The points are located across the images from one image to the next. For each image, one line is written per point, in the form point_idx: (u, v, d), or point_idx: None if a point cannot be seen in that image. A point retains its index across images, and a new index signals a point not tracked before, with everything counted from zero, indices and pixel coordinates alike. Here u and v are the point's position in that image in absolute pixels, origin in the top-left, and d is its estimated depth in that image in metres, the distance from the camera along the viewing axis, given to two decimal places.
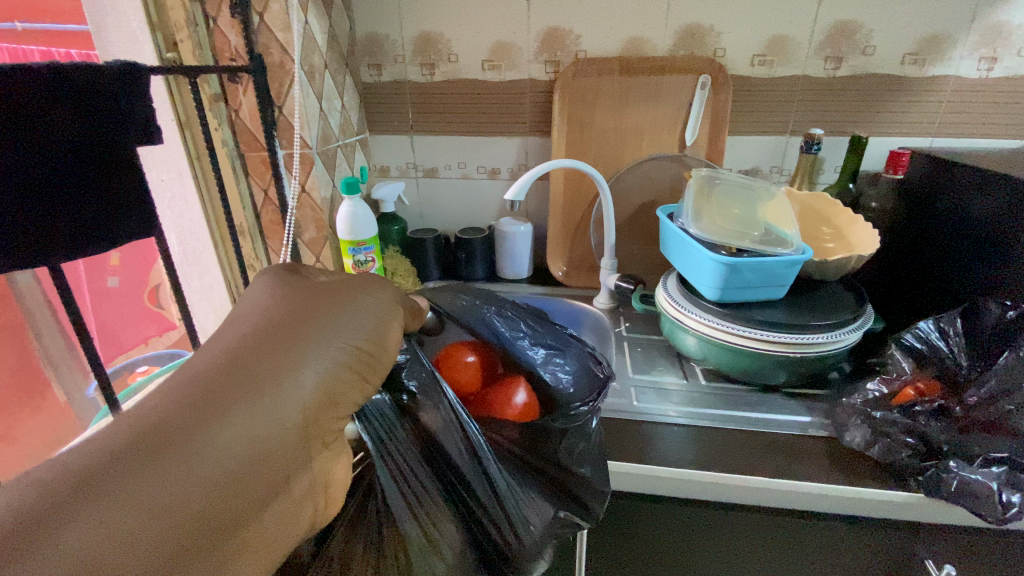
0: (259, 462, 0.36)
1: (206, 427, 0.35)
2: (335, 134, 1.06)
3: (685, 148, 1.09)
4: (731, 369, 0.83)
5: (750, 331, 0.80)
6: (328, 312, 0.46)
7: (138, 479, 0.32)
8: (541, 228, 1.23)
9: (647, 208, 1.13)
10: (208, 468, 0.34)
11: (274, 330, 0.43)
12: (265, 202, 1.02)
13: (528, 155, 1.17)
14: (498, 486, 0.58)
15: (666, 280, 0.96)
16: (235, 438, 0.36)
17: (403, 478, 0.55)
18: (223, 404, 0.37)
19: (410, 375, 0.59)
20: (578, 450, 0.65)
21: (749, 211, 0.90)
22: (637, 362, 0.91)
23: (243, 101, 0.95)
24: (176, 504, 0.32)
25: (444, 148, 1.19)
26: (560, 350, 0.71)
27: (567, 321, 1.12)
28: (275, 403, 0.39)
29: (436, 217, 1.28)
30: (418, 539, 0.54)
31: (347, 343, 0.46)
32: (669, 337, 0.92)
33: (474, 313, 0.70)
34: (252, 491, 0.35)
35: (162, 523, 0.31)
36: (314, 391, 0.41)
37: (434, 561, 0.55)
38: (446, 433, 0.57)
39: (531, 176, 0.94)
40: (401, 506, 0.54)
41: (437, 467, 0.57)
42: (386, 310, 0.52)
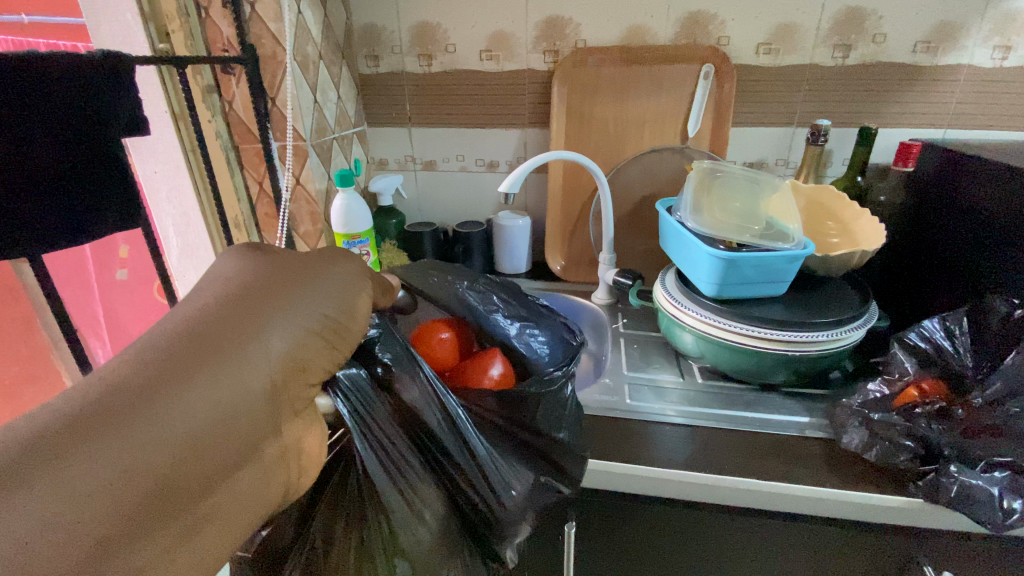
0: (227, 427, 0.36)
1: (172, 389, 0.35)
2: (330, 126, 1.05)
3: (687, 140, 1.06)
4: (729, 367, 0.81)
5: (747, 328, 0.77)
6: (296, 282, 0.46)
7: (103, 444, 0.31)
8: (540, 222, 1.21)
9: (648, 202, 1.10)
10: (175, 431, 0.34)
11: (241, 296, 0.43)
12: (260, 194, 1.02)
13: (527, 147, 1.15)
14: (480, 454, 0.58)
15: (664, 276, 0.94)
16: (200, 402, 0.35)
17: (383, 450, 0.54)
18: (191, 366, 0.36)
19: (384, 347, 0.56)
20: (555, 414, 0.66)
21: (749, 204, 0.88)
22: (633, 360, 0.89)
23: (236, 92, 0.94)
24: (143, 467, 0.32)
25: (442, 140, 1.18)
26: (533, 321, 0.77)
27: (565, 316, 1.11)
28: (245, 367, 0.39)
29: (434, 211, 1.27)
30: (402, 508, 0.54)
31: (317, 312, 0.46)
32: (666, 333, 0.91)
33: (447, 291, 0.78)
34: (218, 455, 0.36)
35: (126, 490, 0.31)
36: (282, 357, 0.42)
37: (417, 528, 0.55)
38: (424, 404, 0.56)
39: (526, 168, 0.92)
40: (383, 479, 0.53)
41: (415, 438, 0.56)
42: (355, 282, 0.52)
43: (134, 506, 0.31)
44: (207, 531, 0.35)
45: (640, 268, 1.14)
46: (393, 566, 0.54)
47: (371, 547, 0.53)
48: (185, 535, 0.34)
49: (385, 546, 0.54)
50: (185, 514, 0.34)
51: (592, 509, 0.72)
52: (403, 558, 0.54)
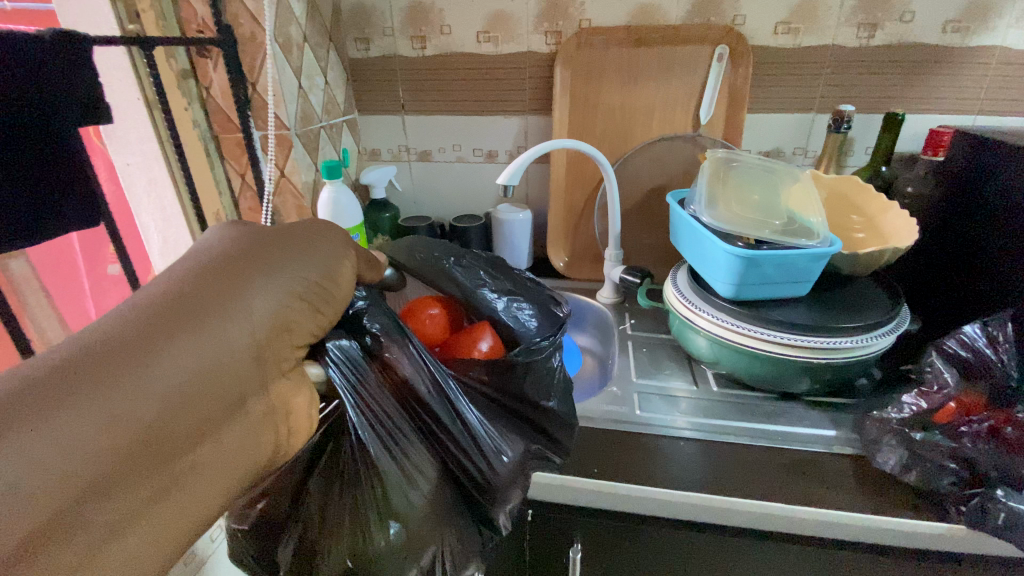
0: (217, 379, 0.37)
1: (165, 342, 0.35)
2: (318, 114, 0.98)
3: (699, 128, 0.99)
4: (747, 374, 0.75)
5: (766, 333, 0.71)
6: (282, 248, 0.47)
7: (99, 392, 0.31)
8: (542, 215, 1.14)
9: (656, 194, 1.03)
10: (170, 382, 0.34)
11: (226, 260, 0.43)
12: (242, 187, 0.95)
13: (527, 136, 1.08)
14: (469, 421, 0.56)
15: (676, 275, 0.88)
16: (182, 360, 0.35)
17: (375, 415, 0.53)
18: (183, 322, 0.37)
19: (372, 319, 0.55)
20: (545, 382, 0.63)
21: (768, 197, 0.81)
22: (641, 364, 0.83)
23: (214, 77, 0.87)
24: (141, 412, 0.33)
25: (438, 129, 1.11)
26: (519, 296, 0.71)
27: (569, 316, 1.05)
28: (234, 324, 0.39)
29: (430, 204, 1.20)
30: (394, 472, 0.52)
31: (302, 276, 0.46)
32: (678, 336, 0.85)
33: (434, 267, 0.74)
34: (209, 405, 0.37)
35: (118, 439, 0.31)
36: (268, 318, 0.42)
37: (411, 494, 0.53)
38: (414, 371, 0.54)
39: (527, 158, 0.85)
40: (376, 445, 0.52)
41: (407, 405, 0.55)
42: (339, 249, 0.52)
43: (123, 456, 0.32)
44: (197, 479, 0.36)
45: (648, 264, 1.07)
46: (387, 530, 0.51)
47: (365, 509, 0.52)
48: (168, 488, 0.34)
49: (378, 509, 0.52)
50: (179, 459, 0.35)
51: (599, 530, 0.66)
52: (397, 521, 0.52)
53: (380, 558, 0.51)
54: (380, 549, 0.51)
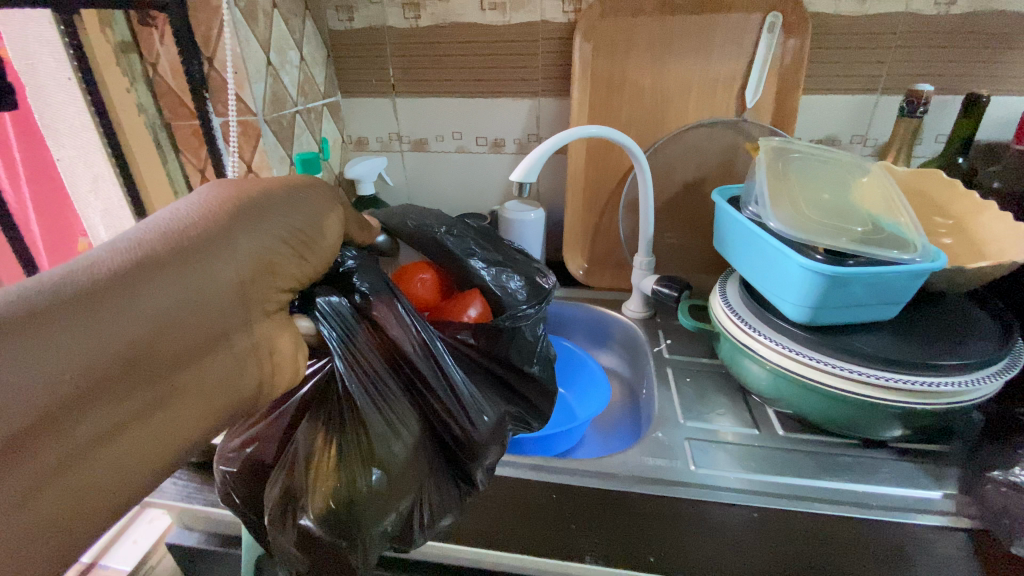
0: (192, 315, 0.37)
1: (144, 273, 0.35)
2: (291, 96, 0.81)
3: (743, 112, 0.85)
4: (824, 418, 0.62)
5: (856, 371, 0.57)
6: (271, 197, 0.46)
7: (80, 316, 0.31)
8: (556, 214, 1.00)
9: (691, 189, 0.89)
10: (144, 309, 0.34)
11: (206, 208, 0.41)
12: (203, 185, 0.79)
13: (540, 122, 0.93)
14: (455, 379, 0.55)
15: (726, 292, 0.73)
16: (149, 309, 0.34)
17: (361, 369, 0.51)
18: (163, 259, 0.36)
19: (360, 279, 0.54)
20: (523, 346, 0.67)
21: (838, 198, 0.67)
22: (685, 397, 0.69)
23: (161, 51, 0.71)
24: (117, 337, 0.32)
25: (435, 114, 0.95)
26: (507, 266, 0.72)
27: (588, 330, 0.91)
28: (213, 264, 0.39)
29: (428, 201, 1.05)
30: (379, 423, 0.50)
31: (295, 225, 0.46)
32: (730, 362, 0.71)
33: (422, 231, 0.72)
34: (185, 339, 0.36)
35: (97, 359, 0.31)
36: (249, 263, 0.41)
37: (395, 447, 0.51)
38: (403, 332, 0.52)
39: (545, 148, 0.70)
40: (362, 396, 0.50)
41: (394, 365, 0.53)
42: (328, 202, 0.52)
43: (99, 374, 0.32)
44: (171, 408, 0.36)
45: (679, 270, 0.93)
46: (369, 479, 0.49)
47: (348, 458, 0.49)
48: (142, 412, 0.34)
49: (360, 458, 0.49)
50: (156, 386, 0.35)
51: None
52: (381, 471, 0.49)
53: (362, 507, 0.49)
54: (361, 499, 0.49)
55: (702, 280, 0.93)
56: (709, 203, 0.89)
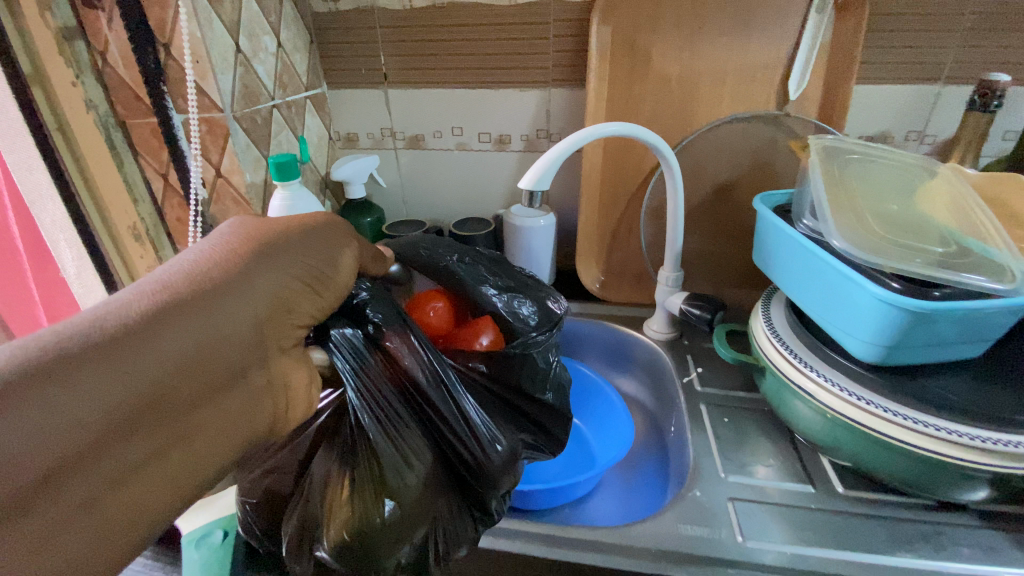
0: (207, 359, 0.35)
1: (161, 317, 0.33)
2: (267, 88, 0.71)
3: (784, 105, 0.74)
4: (901, 480, 0.52)
5: (954, 432, 0.47)
6: (293, 232, 0.44)
7: (92, 368, 0.30)
8: (568, 218, 0.89)
9: (723, 193, 0.78)
10: (160, 355, 0.32)
11: (228, 248, 0.40)
12: (167, 190, 0.69)
13: (551, 116, 0.82)
14: (473, 412, 0.48)
15: (770, 320, 0.64)
16: (166, 356, 0.33)
17: (375, 400, 0.46)
18: (184, 303, 0.35)
19: (373, 308, 0.48)
20: (539, 375, 0.59)
21: (905, 211, 0.57)
22: (723, 443, 0.60)
23: (110, 37, 0.60)
24: (130, 385, 0.31)
25: (432, 107, 0.85)
26: (519, 292, 0.63)
27: (605, 352, 0.82)
28: (231, 307, 0.37)
29: (424, 203, 0.94)
30: (392, 457, 0.45)
31: (316, 261, 0.44)
32: (774, 401, 0.62)
33: (433, 258, 0.62)
34: (200, 383, 0.35)
35: (110, 406, 0.30)
36: (269, 301, 0.40)
37: (409, 480, 0.45)
38: (417, 359, 0.47)
39: (561, 151, 0.59)
40: (374, 426, 0.45)
41: (409, 394, 0.48)
42: (345, 234, 0.48)
43: (112, 421, 0.30)
44: (185, 450, 0.35)
45: (706, 282, 0.83)
46: (380, 517, 0.43)
47: (357, 490, 0.44)
48: (153, 457, 0.33)
49: (370, 493, 0.44)
50: (170, 432, 0.33)
51: None
52: (394, 507, 0.44)
53: (372, 543, 0.43)
54: (373, 536, 0.43)
55: (733, 294, 0.83)
56: (743, 209, 0.79)
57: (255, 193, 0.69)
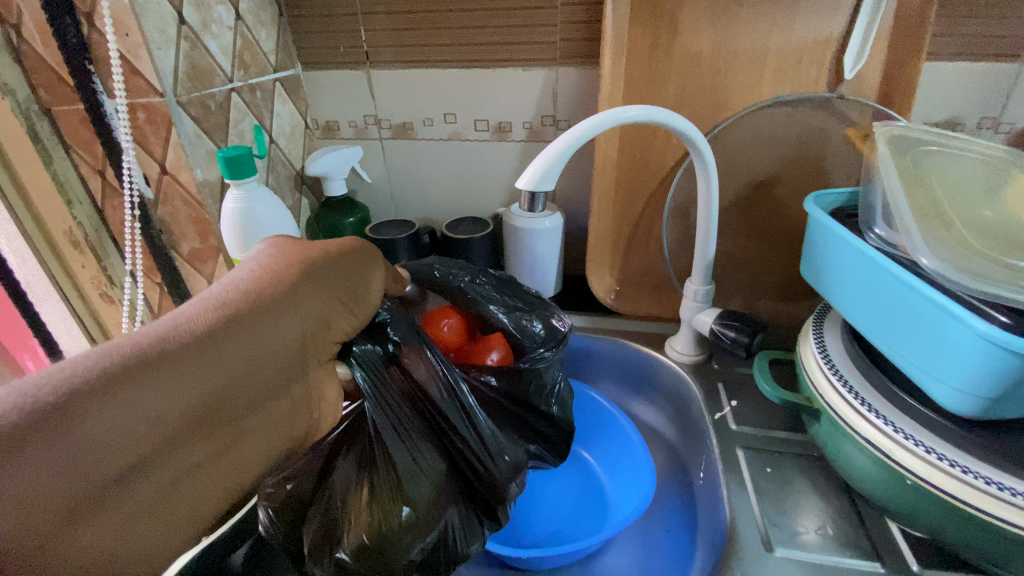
0: (244, 383, 0.34)
1: (196, 344, 0.32)
2: (223, 68, 0.60)
3: (838, 85, 0.62)
4: (998, 567, 0.41)
5: None
6: (328, 256, 0.43)
7: (123, 396, 0.29)
8: (578, 218, 0.78)
9: (759, 190, 0.67)
10: (206, 374, 0.32)
11: (265, 275, 0.39)
12: (106, 190, 0.59)
13: (558, 99, 0.71)
14: (486, 428, 0.45)
15: (822, 349, 0.53)
16: (195, 384, 0.31)
17: (392, 414, 0.42)
18: (229, 323, 0.34)
19: (393, 325, 0.44)
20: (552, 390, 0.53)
21: (1005, 216, 0.46)
22: (767, 502, 0.50)
23: (23, 7, 0.50)
24: (177, 404, 0.31)
25: (422, 90, 0.74)
26: (533, 309, 0.55)
27: (618, 372, 0.71)
28: (277, 323, 0.36)
29: (415, 200, 0.83)
30: (410, 467, 0.41)
31: (350, 287, 0.42)
32: (827, 449, 0.51)
33: (444, 276, 0.54)
34: (243, 399, 0.34)
35: (161, 420, 0.30)
36: (305, 325, 0.38)
37: (423, 496, 0.41)
38: (433, 378, 0.43)
39: (572, 141, 0.48)
40: (391, 440, 0.42)
41: (423, 411, 0.44)
42: (374, 258, 0.46)
43: (161, 437, 0.30)
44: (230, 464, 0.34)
45: (736, 293, 0.72)
46: (396, 520, 0.40)
47: (375, 497, 0.41)
48: (201, 467, 0.32)
49: (387, 500, 0.40)
50: (219, 446, 0.33)
51: None
52: (410, 513, 0.40)
53: (389, 550, 0.40)
54: (390, 543, 0.40)
55: (767, 307, 0.72)
56: (783, 209, 0.67)
57: (209, 192, 0.58)
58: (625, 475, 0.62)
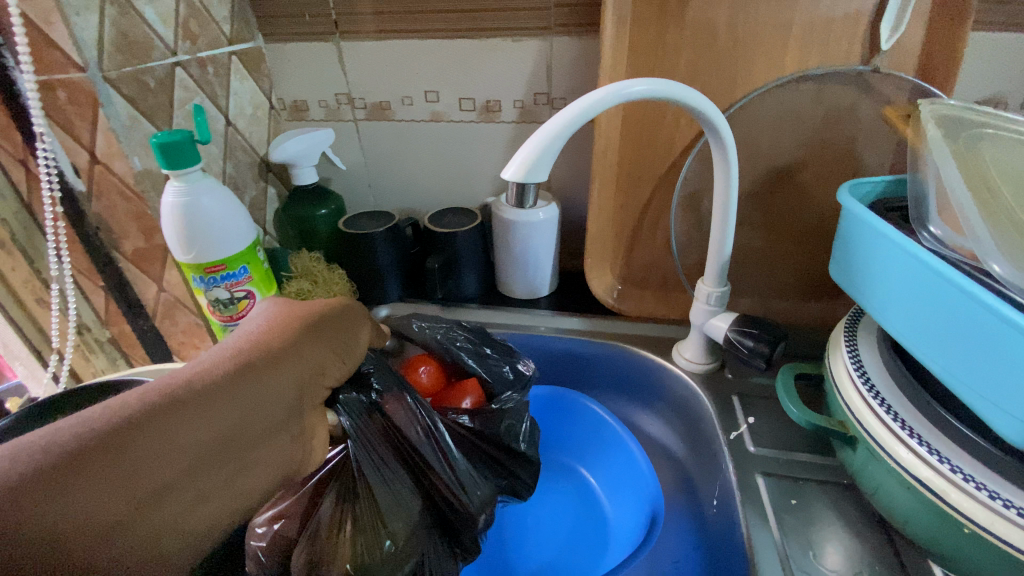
0: (243, 434, 0.34)
1: (198, 396, 0.32)
2: (161, 38, 0.52)
3: (873, 56, 0.54)
4: None
5: None
6: (325, 310, 0.43)
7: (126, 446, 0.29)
8: (575, 209, 0.70)
9: (778, 178, 0.59)
10: (204, 423, 0.32)
11: (265, 330, 0.39)
12: (31, 181, 0.51)
13: (552, 75, 0.63)
14: (467, 470, 0.42)
15: (853, 361, 0.46)
16: (197, 432, 0.31)
17: (375, 457, 0.40)
18: (234, 370, 0.35)
19: (377, 374, 0.43)
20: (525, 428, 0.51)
21: None
22: (793, 542, 0.44)
23: None
24: (167, 456, 0.30)
25: (397, 64, 0.65)
26: (508, 351, 0.55)
27: (614, 380, 0.65)
28: (276, 372, 0.36)
29: (397, 190, 0.76)
30: (393, 503, 0.39)
31: (346, 338, 0.43)
32: (858, 476, 0.45)
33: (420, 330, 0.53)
34: (242, 449, 0.33)
35: (161, 470, 0.30)
36: (302, 374, 0.38)
37: (408, 533, 0.38)
38: (416, 421, 0.41)
39: (565, 122, 0.40)
40: (374, 480, 0.39)
41: (405, 458, 0.41)
42: (360, 314, 0.46)
43: (164, 483, 0.30)
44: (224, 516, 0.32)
45: (751, 292, 0.65)
46: (378, 554, 0.37)
47: (358, 526, 0.37)
48: (197, 520, 0.31)
49: (368, 527, 0.38)
50: (213, 501, 0.32)
51: None
52: (393, 548, 0.37)
53: None
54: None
55: (785, 307, 0.65)
56: (804, 200, 0.60)
57: (150, 183, 0.52)
58: (628, 490, 0.56)
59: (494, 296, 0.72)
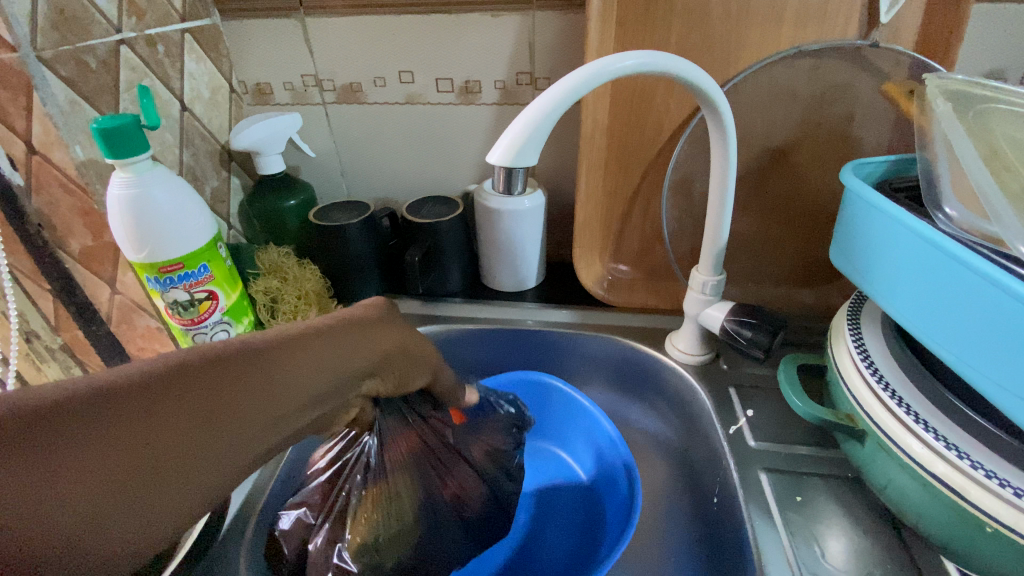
0: (316, 393, 0.29)
1: (287, 347, 0.28)
2: (102, 12, 0.47)
3: (871, 29, 0.51)
4: None
5: None
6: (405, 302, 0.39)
7: (206, 384, 0.24)
8: (560, 196, 0.67)
9: (771, 160, 0.57)
10: (290, 378, 0.28)
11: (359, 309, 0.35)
12: None
13: (535, 53, 0.59)
14: (467, 479, 0.46)
15: (857, 348, 0.44)
16: (283, 384, 0.27)
17: (401, 456, 0.42)
18: (325, 330, 0.31)
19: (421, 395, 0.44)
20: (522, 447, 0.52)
21: None
22: (800, 541, 0.42)
23: None
24: (229, 409, 0.25)
25: (369, 42, 0.61)
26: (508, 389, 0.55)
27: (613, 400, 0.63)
28: (363, 344, 0.33)
29: (372, 179, 0.71)
30: (405, 492, 0.42)
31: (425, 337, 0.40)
32: (862, 469, 0.44)
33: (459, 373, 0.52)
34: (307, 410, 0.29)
35: (230, 416, 0.25)
36: (378, 357, 0.34)
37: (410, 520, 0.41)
38: (433, 433, 0.44)
39: (559, 105, 0.37)
40: (391, 474, 0.42)
41: (420, 461, 0.43)
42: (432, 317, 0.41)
43: (226, 428, 0.24)
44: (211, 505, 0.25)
45: (743, 279, 0.63)
46: (387, 533, 0.40)
47: (372, 506, 0.41)
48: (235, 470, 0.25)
49: (381, 512, 0.41)
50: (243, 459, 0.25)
51: None
52: (398, 530, 0.41)
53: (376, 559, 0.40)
54: (380, 552, 0.40)
55: (778, 294, 0.63)
56: (798, 182, 0.58)
57: (95, 173, 0.47)
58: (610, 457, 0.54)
59: (479, 289, 0.68)
